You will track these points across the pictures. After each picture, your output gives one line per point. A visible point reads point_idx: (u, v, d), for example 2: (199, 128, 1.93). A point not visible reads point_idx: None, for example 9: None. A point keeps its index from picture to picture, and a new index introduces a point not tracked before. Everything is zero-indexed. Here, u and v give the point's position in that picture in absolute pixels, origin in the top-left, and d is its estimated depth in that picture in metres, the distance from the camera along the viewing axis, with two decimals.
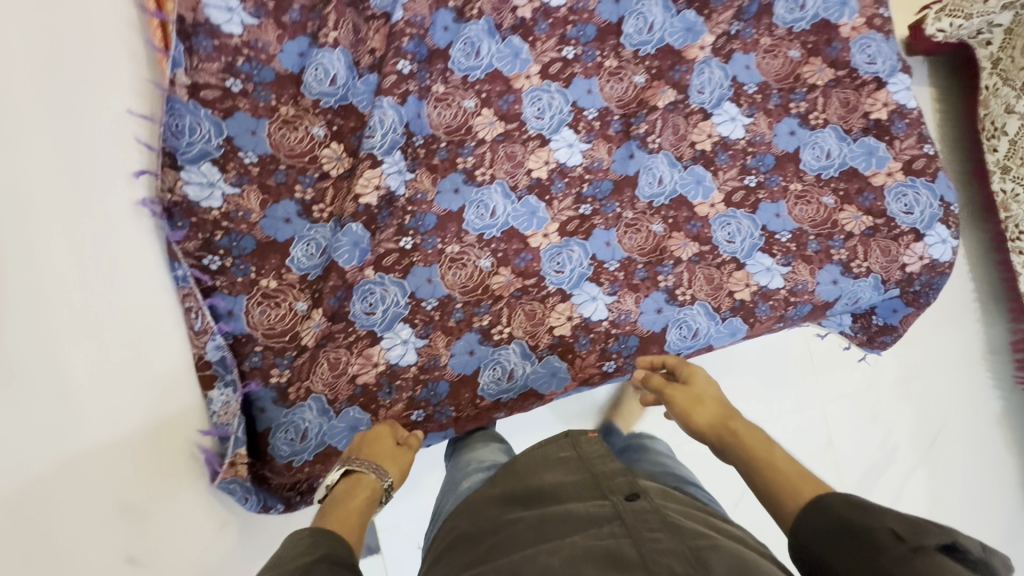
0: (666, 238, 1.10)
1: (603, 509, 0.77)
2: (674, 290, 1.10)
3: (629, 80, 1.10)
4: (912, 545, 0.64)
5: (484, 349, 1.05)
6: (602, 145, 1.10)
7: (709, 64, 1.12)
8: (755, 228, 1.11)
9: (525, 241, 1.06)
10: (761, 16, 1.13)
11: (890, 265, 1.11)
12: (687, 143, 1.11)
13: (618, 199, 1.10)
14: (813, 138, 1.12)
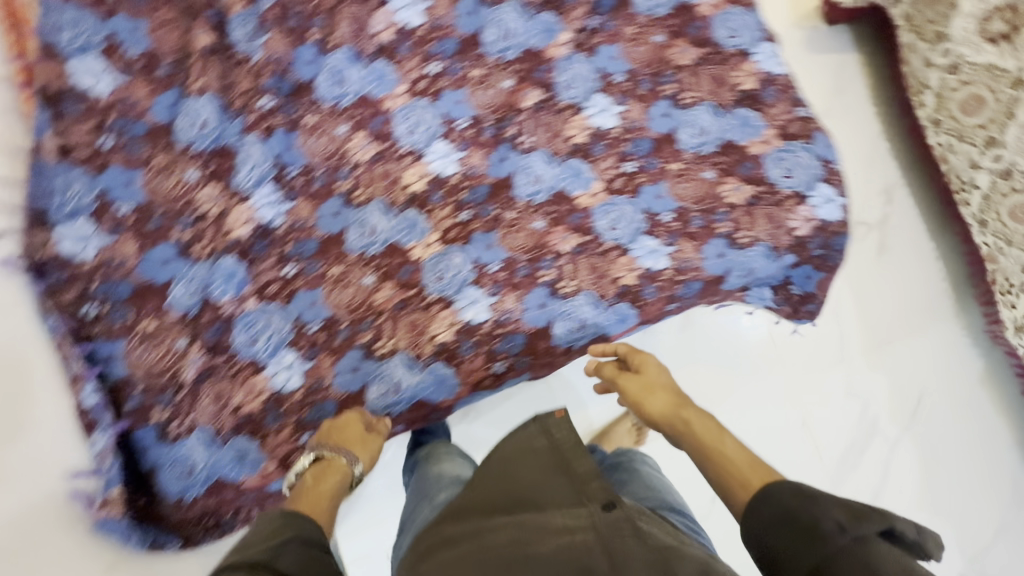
0: (548, 234, 1.02)
1: (579, 518, 0.73)
2: (557, 283, 1.03)
3: (497, 87, 1.01)
4: (853, 534, 0.66)
5: (371, 364, 1.01)
6: (478, 151, 1.01)
7: (571, 60, 1.02)
8: (637, 211, 1.03)
9: (407, 254, 1.01)
10: (622, 7, 1.04)
11: (777, 232, 1.03)
12: (563, 138, 1.02)
13: (495, 202, 1.01)
14: (687, 115, 1.03)
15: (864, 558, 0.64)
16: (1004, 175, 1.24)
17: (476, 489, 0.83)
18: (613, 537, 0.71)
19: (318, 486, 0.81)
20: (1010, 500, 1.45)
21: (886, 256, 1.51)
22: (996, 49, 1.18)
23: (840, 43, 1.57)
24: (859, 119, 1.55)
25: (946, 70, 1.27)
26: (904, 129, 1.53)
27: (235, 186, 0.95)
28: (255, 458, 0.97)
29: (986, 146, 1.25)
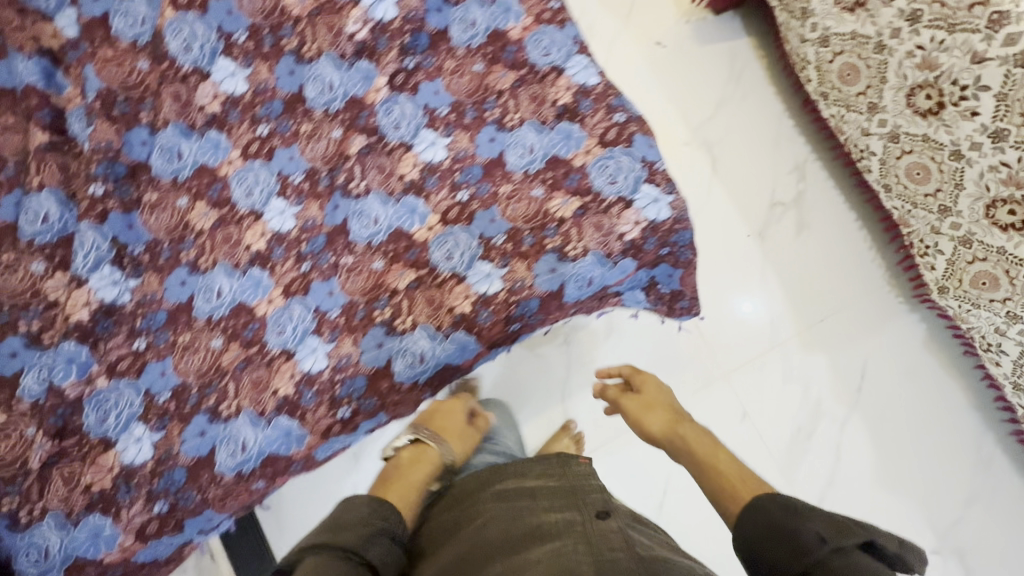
0: (386, 273, 0.83)
1: (568, 523, 0.71)
2: (394, 321, 0.79)
3: (328, 137, 0.88)
4: (834, 546, 0.63)
5: (218, 427, 0.77)
6: (315, 203, 0.87)
7: (395, 101, 0.88)
8: (466, 238, 0.83)
9: (252, 312, 0.82)
10: (440, 38, 0.89)
11: (607, 240, 0.80)
12: (396, 178, 0.87)
13: (332, 249, 0.84)
14: (510, 137, 0.86)
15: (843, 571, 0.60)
16: (892, 139, 1.18)
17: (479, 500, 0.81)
18: (598, 540, 0.67)
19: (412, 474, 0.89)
20: (980, 467, 1.37)
21: (806, 234, 1.49)
22: (856, 17, 1.14)
23: (723, 34, 1.57)
24: (756, 103, 1.54)
25: (817, 43, 1.24)
26: (802, 104, 1.51)
27: (72, 274, 0.81)
28: (110, 533, 0.74)
29: (870, 111, 1.20)
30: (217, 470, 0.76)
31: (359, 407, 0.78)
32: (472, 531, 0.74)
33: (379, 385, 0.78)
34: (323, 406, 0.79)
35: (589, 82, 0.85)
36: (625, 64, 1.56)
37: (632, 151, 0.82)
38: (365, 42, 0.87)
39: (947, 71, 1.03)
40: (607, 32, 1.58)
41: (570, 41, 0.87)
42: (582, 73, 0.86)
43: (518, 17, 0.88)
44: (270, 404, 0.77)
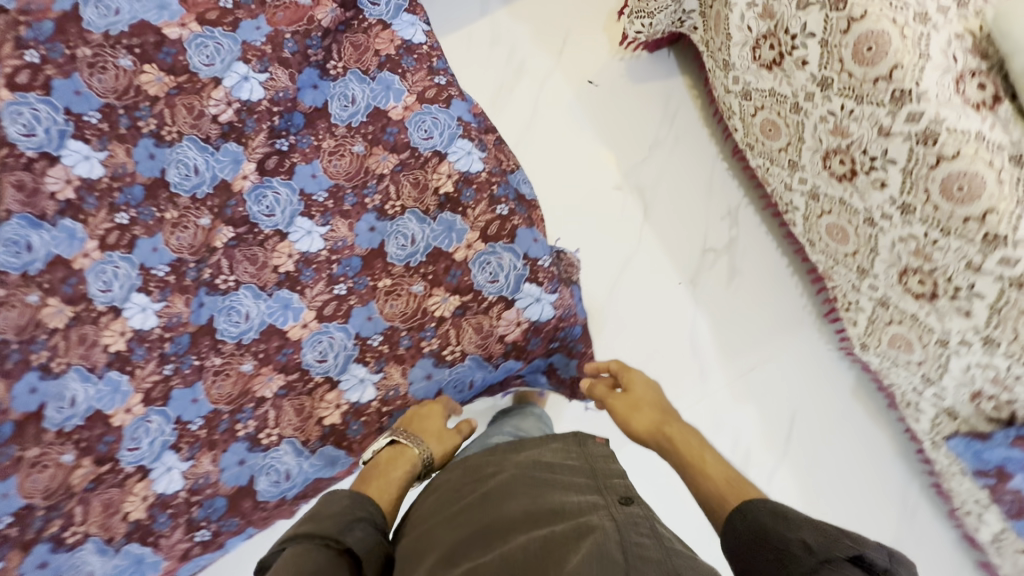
0: (255, 377, 0.78)
1: (590, 505, 0.59)
2: (258, 434, 0.75)
3: (195, 225, 0.81)
4: (822, 556, 0.52)
5: (61, 556, 0.71)
6: (179, 297, 0.80)
7: (268, 185, 0.82)
8: (341, 338, 0.78)
9: (107, 422, 0.75)
10: (317, 118, 0.83)
11: (487, 342, 0.77)
12: (270, 269, 0.81)
13: (196, 351, 0.78)
14: (392, 226, 0.81)
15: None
16: (813, 197, 1.16)
17: (489, 466, 0.70)
18: (626, 522, 0.56)
19: (386, 471, 0.69)
20: (907, 514, 1.37)
21: (737, 280, 1.46)
22: (773, 75, 1.09)
23: (655, 74, 1.52)
24: (687, 148, 1.50)
25: (740, 95, 1.21)
26: (733, 151, 1.48)
27: None
28: None
29: (791, 169, 1.17)
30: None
31: (217, 528, 0.74)
32: (476, 507, 0.62)
33: (241, 505, 0.74)
34: (180, 528, 0.74)
35: (472, 170, 0.81)
36: (555, 104, 1.50)
37: (514, 246, 0.78)
38: (231, 124, 0.81)
39: (857, 140, 0.99)
40: (537, 69, 1.51)
41: (452, 123, 0.82)
42: (465, 159, 0.81)
43: (400, 96, 0.83)
44: (119, 530, 0.72)
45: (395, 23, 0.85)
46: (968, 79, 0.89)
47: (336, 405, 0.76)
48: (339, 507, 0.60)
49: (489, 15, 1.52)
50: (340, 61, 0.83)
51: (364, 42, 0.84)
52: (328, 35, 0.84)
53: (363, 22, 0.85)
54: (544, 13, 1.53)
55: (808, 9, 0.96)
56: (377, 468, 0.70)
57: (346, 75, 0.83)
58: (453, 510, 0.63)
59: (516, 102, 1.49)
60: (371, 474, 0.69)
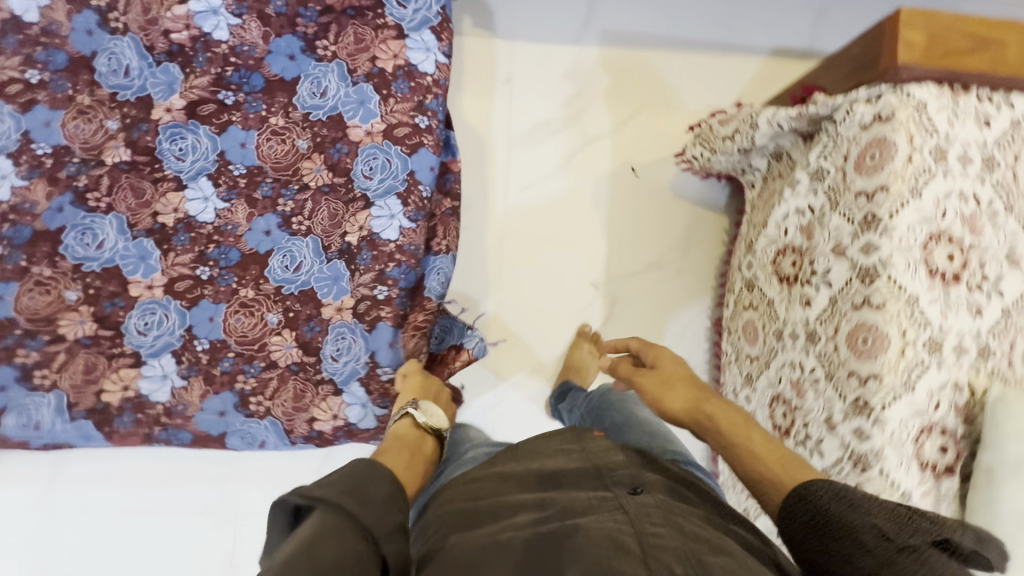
0: (70, 312, 0.73)
1: (598, 500, 0.61)
2: (33, 370, 0.73)
3: (100, 124, 0.73)
4: (901, 543, 0.51)
5: None
6: (41, 186, 0.72)
7: (193, 129, 0.75)
8: (176, 324, 0.75)
9: None
10: (279, 89, 0.77)
11: (295, 415, 0.79)
12: (149, 213, 0.74)
13: (29, 251, 0.72)
14: (286, 242, 0.77)
15: None
16: None
17: (485, 474, 0.70)
18: (636, 515, 0.58)
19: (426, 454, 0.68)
20: None
21: None
22: (781, 289, 0.97)
23: (693, 201, 1.39)
24: (675, 288, 1.38)
25: (744, 282, 1.08)
26: (718, 319, 1.37)
27: None
28: None
29: (744, 381, 1.06)
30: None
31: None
32: (494, 505, 0.63)
33: None
34: None
35: (380, 237, 0.77)
36: (582, 173, 1.38)
37: (370, 341, 0.79)
38: (181, 45, 0.74)
39: (807, 411, 0.88)
40: (589, 129, 1.38)
41: (399, 176, 0.77)
42: (385, 223, 0.77)
43: (371, 118, 0.77)
44: None
45: (410, 37, 0.77)
46: (933, 435, 0.79)
47: (131, 378, 0.75)
48: (382, 493, 0.55)
49: (577, 47, 1.37)
50: (332, 45, 0.77)
51: (367, 40, 0.77)
52: (331, 12, 0.77)
53: (379, 17, 0.77)
54: (629, 78, 1.38)
55: (837, 259, 0.84)
56: (419, 449, 0.68)
57: (330, 62, 0.77)
58: (462, 510, 0.63)
59: (546, 148, 1.37)
60: (419, 458, 0.66)
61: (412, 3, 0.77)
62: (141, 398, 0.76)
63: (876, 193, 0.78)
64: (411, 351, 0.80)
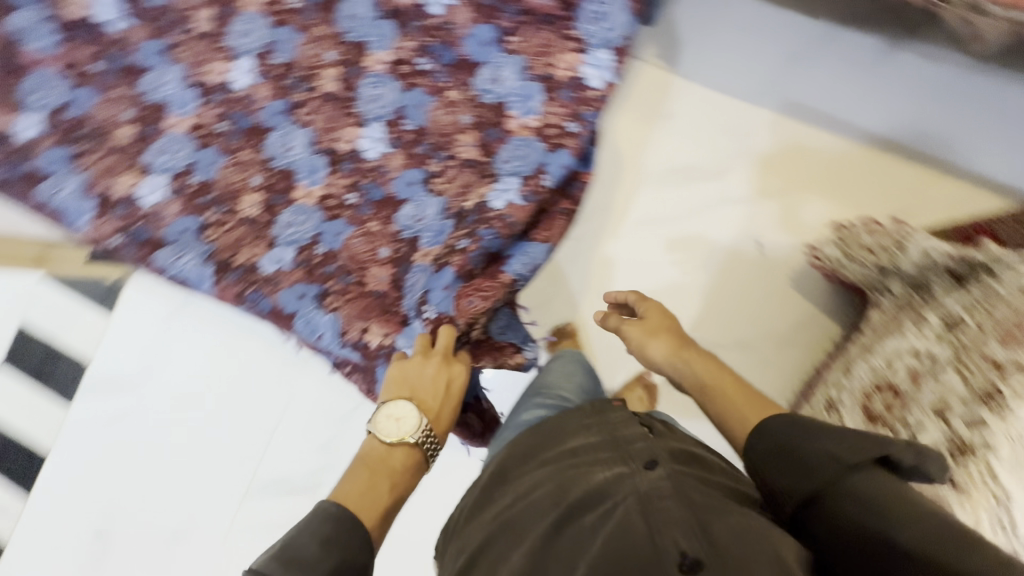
0: (250, 192, 0.94)
1: (616, 477, 0.72)
2: (209, 227, 0.93)
3: (321, 52, 0.90)
4: (849, 464, 0.62)
5: (64, 165, 0.93)
6: (267, 89, 0.93)
7: (386, 82, 0.90)
8: (310, 227, 0.94)
9: (162, 117, 0.94)
10: (464, 67, 0.89)
11: (353, 321, 0.93)
12: (331, 137, 0.93)
13: (245, 137, 0.94)
14: (419, 198, 0.92)
15: (848, 496, 0.60)
16: None
17: (534, 452, 0.85)
18: (648, 491, 0.69)
19: (391, 466, 0.79)
20: None
21: None
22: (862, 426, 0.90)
23: (810, 294, 1.32)
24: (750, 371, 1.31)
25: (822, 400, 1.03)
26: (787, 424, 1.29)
27: None
28: None
29: None
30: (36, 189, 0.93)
31: (125, 245, 0.93)
32: (527, 489, 0.77)
33: (149, 249, 0.93)
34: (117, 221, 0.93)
35: (491, 204, 0.90)
36: (707, 227, 1.36)
37: (428, 279, 0.91)
38: (401, 8, 0.88)
39: None
40: (730, 188, 1.37)
41: (529, 164, 0.89)
42: (499, 194, 0.90)
43: (528, 114, 0.88)
44: (100, 187, 0.93)
45: (591, 53, 0.85)
46: None
47: (258, 255, 0.94)
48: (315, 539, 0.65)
49: (750, 107, 1.38)
50: (520, 42, 0.87)
51: (553, 47, 0.86)
52: (530, 14, 0.85)
53: (569, 29, 0.85)
54: (789, 151, 1.36)
55: (937, 421, 0.79)
56: (384, 462, 0.79)
57: (513, 56, 0.87)
58: (507, 497, 0.78)
59: (682, 192, 1.37)
60: (383, 473, 0.78)
61: (603, 23, 0.83)
62: (254, 266, 0.94)
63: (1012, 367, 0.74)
64: (463, 306, 0.91)
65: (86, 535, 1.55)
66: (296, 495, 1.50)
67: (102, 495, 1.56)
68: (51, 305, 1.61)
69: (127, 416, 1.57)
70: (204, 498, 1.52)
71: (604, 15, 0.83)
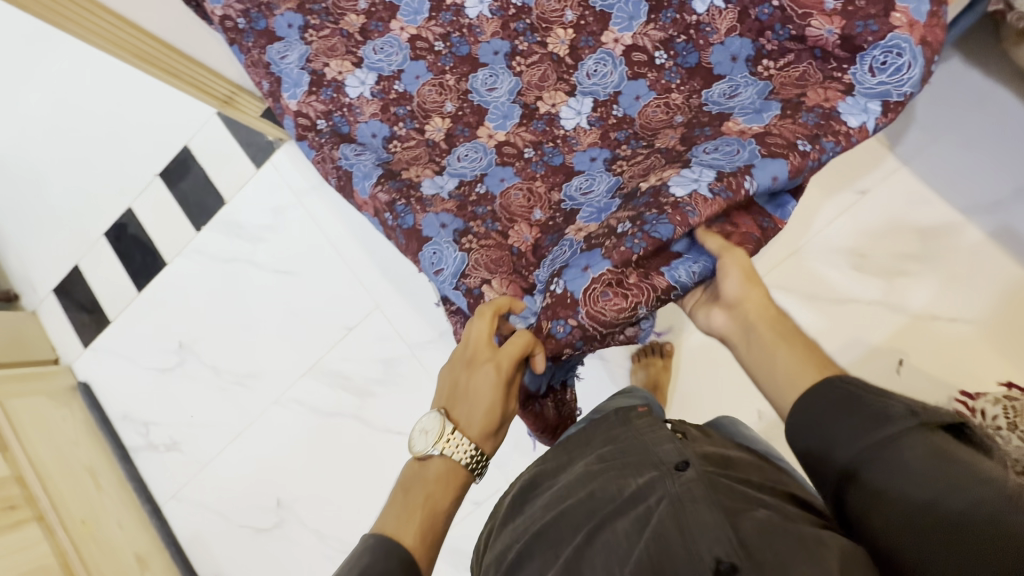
0: (441, 116, 0.94)
1: (648, 483, 0.65)
2: (395, 138, 0.95)
3: (562, 11, 0.92)
4: (926, 417, 0.55)
5: (296, 33, 1.02)
6: (494, 26, 0.95)
7: (614, 60, 0.89)
8: (479, 165, 0.92)
9: (393, 18, 0.99)
10: (701, 74, 0.85)
11: (481, 270, 0.85)
12: (536, 91, 0.92)
13: (457, 62, 0.95)
14: (597, 174, 0.87)
15: (926, 450, 0.52)
16: None
17: (569, 454, 0.80)
18: (680, 496, 0.62)
19: (429, 484, 0.73)
20: None
21: None
22: None
23: None
24: None
25: None
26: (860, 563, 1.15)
27: None
28: None
29: None
30: (268, 46, 1.03)
31: (326, 131, 0.98)
32: (559, 491, 0.71)
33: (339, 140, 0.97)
34: (322, 105, 0.99)
35: (672, 187, 0.74)
36: (855, 324, 1.24)
37: (574, 256, 0.78)
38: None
39: None
40: (899, 296, 1.23)
41: (728, 160, 0.74)
42: (684, 182, 0.74)
43: (754, 122, 0.77)
44: (314, 63, 1.00)
45: (854, 97, 0.74)
46: None
47: (424, 176, 0.92)
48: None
49: (959, 220, 1.22)
50: (774, 69, 0.81)
51: (809, 81, 0.78)
52: (801, 43, 0.79)
53: (839, 70, 0.76)
54: (985, 283, 1.20)
55: None
56: (420, 474, 0.74)
57: (760, 81, 0.81)
58: (543, 498, 0.73)
59: (842, 277, 1.26)
60: (417, 490, 0.72)
61: (885, 75, 0.72)
62: (415, 186, 0.92)
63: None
64: (592, 294, 0.74)
65: (170, 343, 1.74)
66: (346, 392, 1.59)
67: (195, 318, 1.73)
68: (215, 140, 1.78)
69: (237, 261, 1.71)
70: (271, 358, 1.65)
71: (890, 67, 0.72)
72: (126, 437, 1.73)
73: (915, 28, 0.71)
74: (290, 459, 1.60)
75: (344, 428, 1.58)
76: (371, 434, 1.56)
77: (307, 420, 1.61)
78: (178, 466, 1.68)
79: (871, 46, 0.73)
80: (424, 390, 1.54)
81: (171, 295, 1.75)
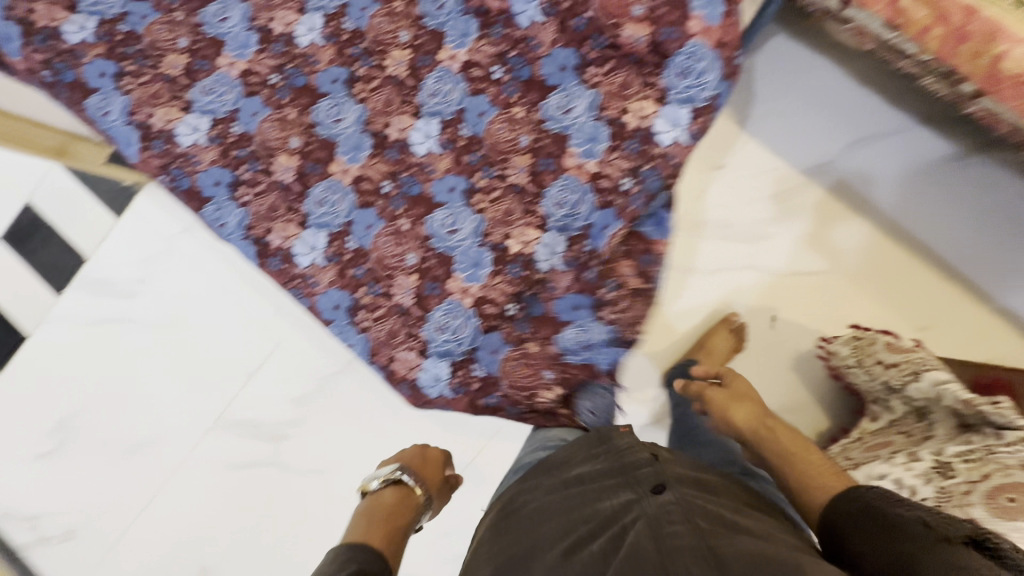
0: (291, 155, 0.91)
1: (625, 506, 0.68)
2: (242, 184, 0.91)
3: (396, 32, 0.91)
4: (943, 535, 0.62)
5: (110, 82, 0.93)
6: (329, 53, 0.92)
7: (451, 77, 0.89)
8: (342, 213, 0.90)
9: (219, 55, 0.93)
10: (537, 85, 0.87)
11: (385, 344, 0.90)
12: (383, 120, 0.90)
13: (295, 96, 0.92)
14: (456, 208, 0.88)
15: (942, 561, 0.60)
16: None
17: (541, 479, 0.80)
18: (657, 516, 0.65)
19: (390, 505, 0.91)
20: None
21: None
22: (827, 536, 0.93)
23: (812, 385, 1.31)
24: None
25: None
26: None
27: None
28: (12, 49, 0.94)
29: None
30: (84, 102, 0.93)
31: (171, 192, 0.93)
32: (536, 520, 0.72)
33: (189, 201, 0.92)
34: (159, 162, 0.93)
35: (541, 264, 0.87)
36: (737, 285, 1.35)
37: (478, 339, 0.89)
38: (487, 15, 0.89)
39: None
40: (775, 260, 1.35)
41: (576, 217, 0.86)
42: (547, 255, 0.87)
43: (589, 156, 0.85)
44: (139, 116, 0.92)
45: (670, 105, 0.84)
46: None
47: (292, 238, 0.91)
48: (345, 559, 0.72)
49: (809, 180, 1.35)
50: (601, 76, 0.85)
51: (631, 91, 0.84)
52: (618, 50, 0.84)
53: (655, 76, 0.83)
54: (839, 237, 1.34)
55: None
56: (383, 501, 0.92)
57: (589, 90, 0.86)
58: (513, 523, 0.74)
59: (727, 250, 1.36)
60: (380, 511, 0.90)
61: (690, 79, 0.81)
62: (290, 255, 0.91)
63: (992, 476, 0.80)
64: (508, 369, 0.87)
65: (47, 424, 1.56)
66: (259, 440, 1.51)
67: (74, 390, 1.56)
68: (61, 195, 1.60)
69: (115, 323, 1.56)
70: (172, 421, 1.53)
71: (692, 72, 0.81)
72: (11, 535, 1.54)
73: (710, 32, 0.80)
74: (209, 522, 1.50)
75: (265, 476, 1.50)
76: (295, 478, 1.49)
77: (222, 477, 1.51)
78: (78, 556, 1.52)
79: (674, 54, 0.82)
80: (342, 423, 1.49)
81: (40, 370, 1.57)
